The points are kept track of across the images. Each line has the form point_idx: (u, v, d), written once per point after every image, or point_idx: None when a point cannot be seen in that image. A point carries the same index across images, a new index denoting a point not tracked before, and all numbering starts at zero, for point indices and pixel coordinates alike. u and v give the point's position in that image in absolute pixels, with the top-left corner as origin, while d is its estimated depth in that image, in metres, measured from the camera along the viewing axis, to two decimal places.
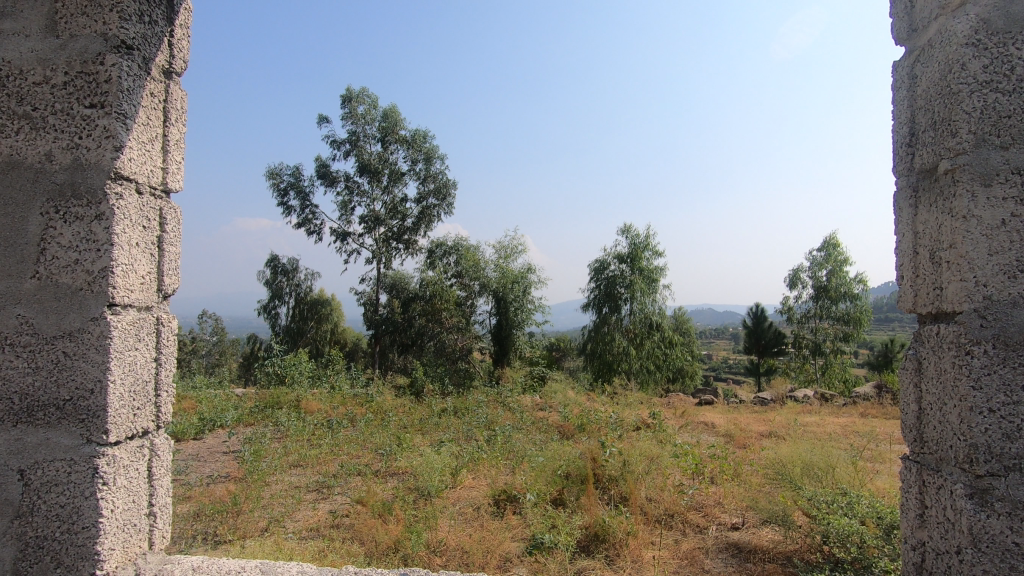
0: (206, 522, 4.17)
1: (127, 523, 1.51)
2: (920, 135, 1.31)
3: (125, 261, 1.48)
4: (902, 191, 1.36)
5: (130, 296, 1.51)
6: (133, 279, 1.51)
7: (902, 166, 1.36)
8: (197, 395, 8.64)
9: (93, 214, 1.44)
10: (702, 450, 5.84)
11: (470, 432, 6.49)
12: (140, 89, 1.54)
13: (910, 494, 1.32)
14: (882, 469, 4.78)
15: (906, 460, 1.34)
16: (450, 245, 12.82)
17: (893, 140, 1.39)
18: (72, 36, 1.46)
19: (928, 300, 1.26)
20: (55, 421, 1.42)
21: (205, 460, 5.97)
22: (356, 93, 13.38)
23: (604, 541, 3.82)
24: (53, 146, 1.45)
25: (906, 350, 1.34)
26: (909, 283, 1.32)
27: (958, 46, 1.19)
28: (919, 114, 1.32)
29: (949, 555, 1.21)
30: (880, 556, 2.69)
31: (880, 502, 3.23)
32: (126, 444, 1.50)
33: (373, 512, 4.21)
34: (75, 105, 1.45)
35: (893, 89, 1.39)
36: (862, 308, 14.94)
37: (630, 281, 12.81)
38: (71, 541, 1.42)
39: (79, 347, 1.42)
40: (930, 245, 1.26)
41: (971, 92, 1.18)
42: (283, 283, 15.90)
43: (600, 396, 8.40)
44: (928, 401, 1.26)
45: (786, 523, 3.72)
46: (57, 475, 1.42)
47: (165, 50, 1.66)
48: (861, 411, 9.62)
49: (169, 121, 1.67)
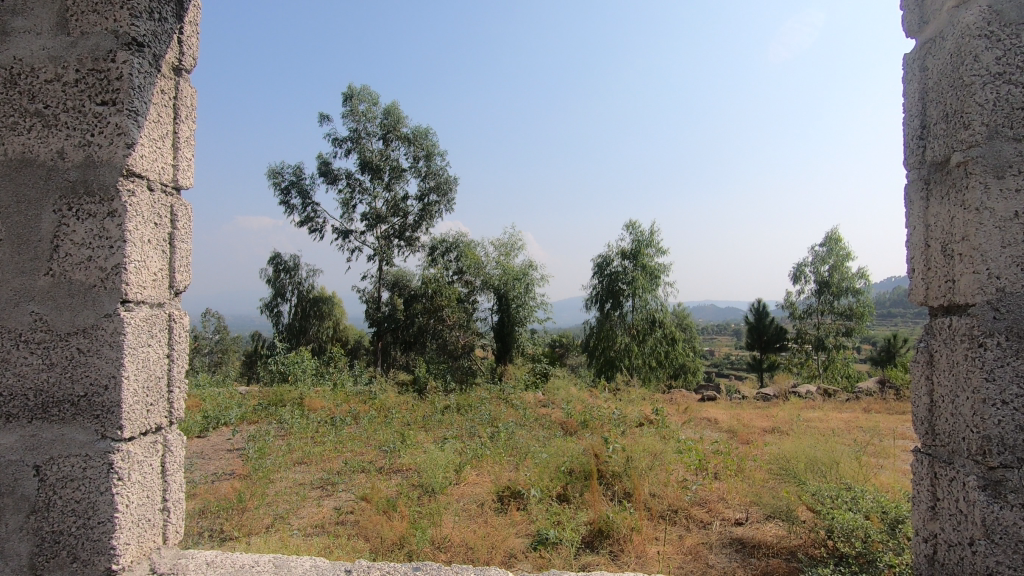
0: (212, 519, 4.21)
1: (141, 518, 1.52)
2: (931, 127, 1.31)
3: (138, 258, 1.49)
4: (913, 183, 1.35)
5: (144, 293, 1.51)
6: (146, 275, 1.52)
7: (914, 158, 1.35)
8: (201, 393, 8.67)
9: (106, 211, 1.44)
10: (705, 446, 5.85)
11: (474, 429, 6.51)
12: (151, 86, 1.54)
13: (922, 486, 1.32)
14: (886, 464, 4.76)
15: (917, 453, 1.35)
16: (452, 242, 12.80)
17: (903, 133, 1.39)
18: (83, 34, 1.46)
19: (940, 293, 1.26)
20: (70, 417, 1.43)
21: (209, 458, 6.00)
22: (357, 90, 13.34)
23: (608, 537, 3.84)
24: (65, 143, 1.45)
25: (917, 343, 1.34)
26: (921, 276, 1.32)
27: (972, 37, 1.18)
28: (931, 106, 1.31)
29: (963, 546, 1.21)
30: (884, 550, 2.68)
31: (885, 496, 3.23)
32: (140, 440, 1.51)
33: (378, 508, 4.23)
34: (87, 103, 1.45)
35: (903, 81, 1.39)
36: (864, 303, 14.86)
37: (633, 277, 12.76)
38: (87, 536, 1.43)
39: (94, 344, 1.43)
40: (942, 237, 1.26)
41: (983, 85, 1.18)
42: (286, 281, 15.91)
43: (602, 393, 8.41)
44: (940, 393, 1.26)
45: (790, 518, 3.74)
46: (73, 471, 1.43)
47: (174, 47, 1.66)
48: (864, 406, 9.62)
49: (179, 118, 1.67)
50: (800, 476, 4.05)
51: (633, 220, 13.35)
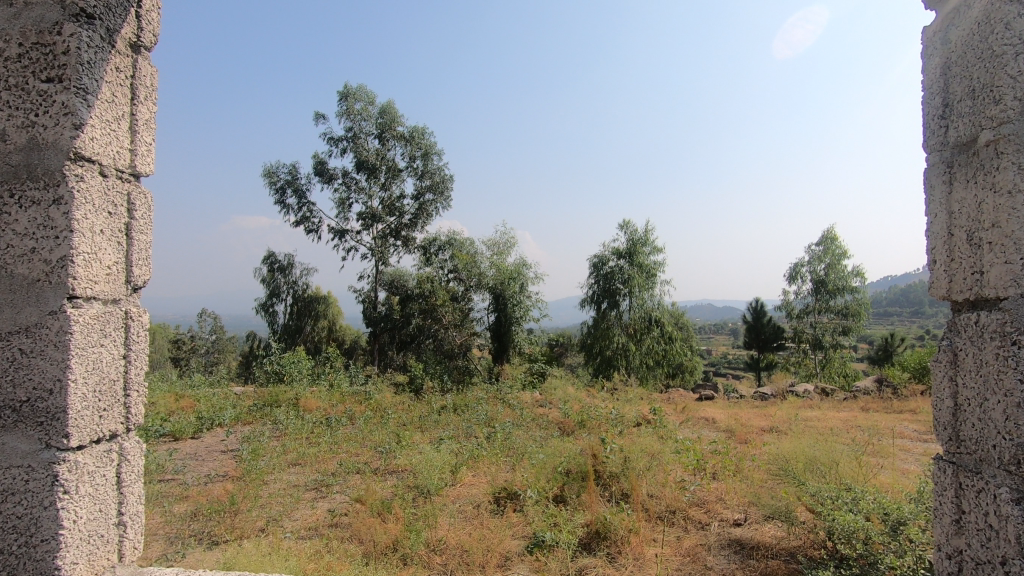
0: (204, 522, 4.17)
1: (93, 534, 1.47)
2: (954, 105, 1.27)
3: (87, 250, 1.43)
4: (934, 167, 1.31)
5: (96, 288, 1.47)
6: (98, 269, 1.47)
7: (935, 140, 1.32)
8: (196, 394, 8.60)
9: (51, 198, 1.38)
10: (703, 446, 5.82)
11: (470, 429, 6.47)
12: (103, 62, 1.48)
13: (946, 498, 1.28)
14: (886, 464, 4.73)
15: (940, 462, 1.30)
16: (446, 240, 12.71)
17: (925, 113, 1.36)
18: (27, 6, 1.40)
19: (965, 285, 1.22)
20: (11, 422, 1.37)
21: (203, 459, 5.94)
22: (353, 89, 13.26)
23: (605, 539, 3.78)
24: (7, 124, 1.40)
25: (939, 342, 1.30)
26: (943, 269, 1.28)
27: (1002, 4, 1.14)
28: (954, 82, 1.27)
29: (993, 565, 1.15)
30: (885, 552, 2.62)
31: (886, 497, 3.18)
32: (90, 449, 1.46)
33: (372, 510, 4.17)
34: (31, 79, 1.39)
35: (923, 57, 1.37)
36: (861, 301, 14.85)
37: (628, 276, 12.70)
38: (29, 555, 1.37)
39: (37, 344, 1.37)
40: (967, 224, 1.21)
41: (1015, 55, 1.12)
42: (281, 281, 15.80)
43: (600, 393, 8.36)
44: (965, 397, 1.21)
45: (790, 518, 3.70)
46: (13, 484, 1.37)
47: (132, 22, 1.60)
48: (862, 405, 9.61)
49: (137, 99, 1.62)
50: (800, 476, 3.99)
51: (628, 219, 13.30)
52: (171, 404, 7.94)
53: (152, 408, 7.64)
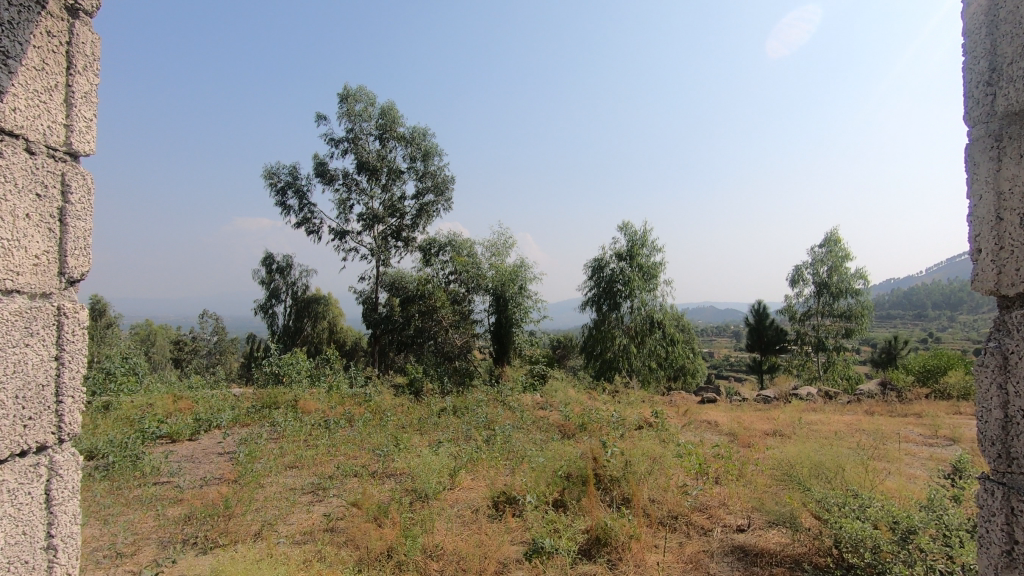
0: (197, 526, 4.09)
1: (13, 560, 1.38)
2: (1003, 70, 1.20)
3: (7, 237, 1.37)
4: (979, 142, 1.24)
5: (19, 280, 1.40)
6: (22, 259, 1.41)
7: (982, 113, 1.25)
8: (193, 395, 8.53)
9: None
10: (705, 450, 5.74)
11: (469, 431, 6.40)
12: (29, 24, 1.42)
13: (997, 523, 1.19)
14: (893, 469, 4.65)
15: (990, 482, 1.22)
16: (445, 241, 12.62)
17: (968, 83, 1.29)
18: None
19: (1017, 277, 1.14)
20: None
21: (200, 462, 5.87)
22: (353, 90, 13.22)
23: (606, 545, 3.70)
24: None
25: (988, 345, 1.22)
26: (991, 258, 1.20)
27: None
28: (1002, 46, 1.20)
29: None
30: (895, 562, 2.53)
31: (893, 504, 3.10)
32: (11, 464, 1.39)
33: (368, 514, 4.10)
34: None
35: (965, 20, 1.30)
36: (863, 304, 14.78)
37: (627, 278, 12.57)
38: None
39: None
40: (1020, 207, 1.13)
41: None
42: (279, 282, 15.73)
43: (601, 395, 8.29)
44: (1017, 407, 1.13)
45: (794, 525, 3.60)
46: None
47: None
48: (865, 409, 9.54)
49: (73, 69, 1.55)
50: (804, 481, 3.88)
51: (627, 221, 13.21)
52: (168, 405, 7.88)
53: (149, 409, 7.58)
